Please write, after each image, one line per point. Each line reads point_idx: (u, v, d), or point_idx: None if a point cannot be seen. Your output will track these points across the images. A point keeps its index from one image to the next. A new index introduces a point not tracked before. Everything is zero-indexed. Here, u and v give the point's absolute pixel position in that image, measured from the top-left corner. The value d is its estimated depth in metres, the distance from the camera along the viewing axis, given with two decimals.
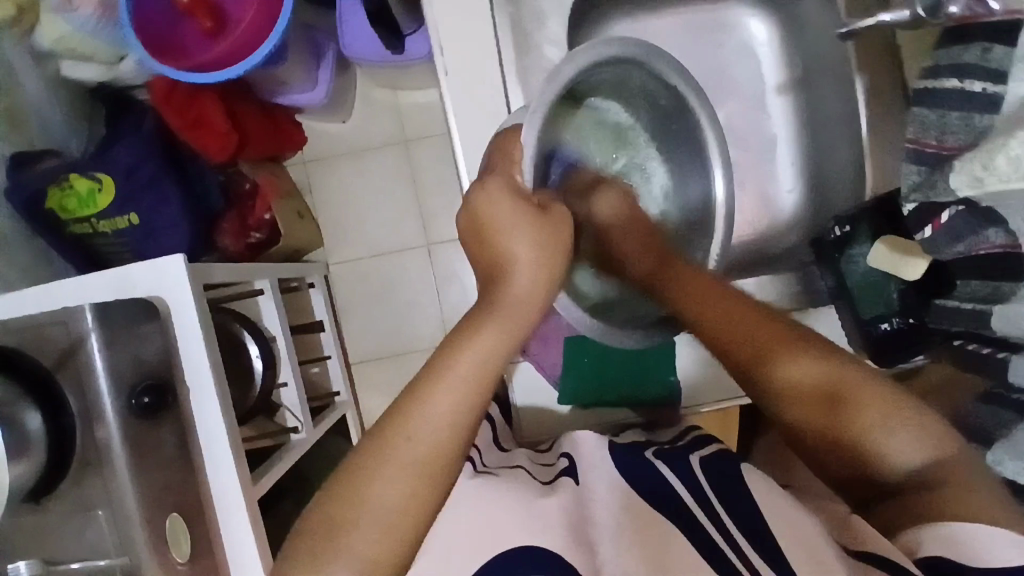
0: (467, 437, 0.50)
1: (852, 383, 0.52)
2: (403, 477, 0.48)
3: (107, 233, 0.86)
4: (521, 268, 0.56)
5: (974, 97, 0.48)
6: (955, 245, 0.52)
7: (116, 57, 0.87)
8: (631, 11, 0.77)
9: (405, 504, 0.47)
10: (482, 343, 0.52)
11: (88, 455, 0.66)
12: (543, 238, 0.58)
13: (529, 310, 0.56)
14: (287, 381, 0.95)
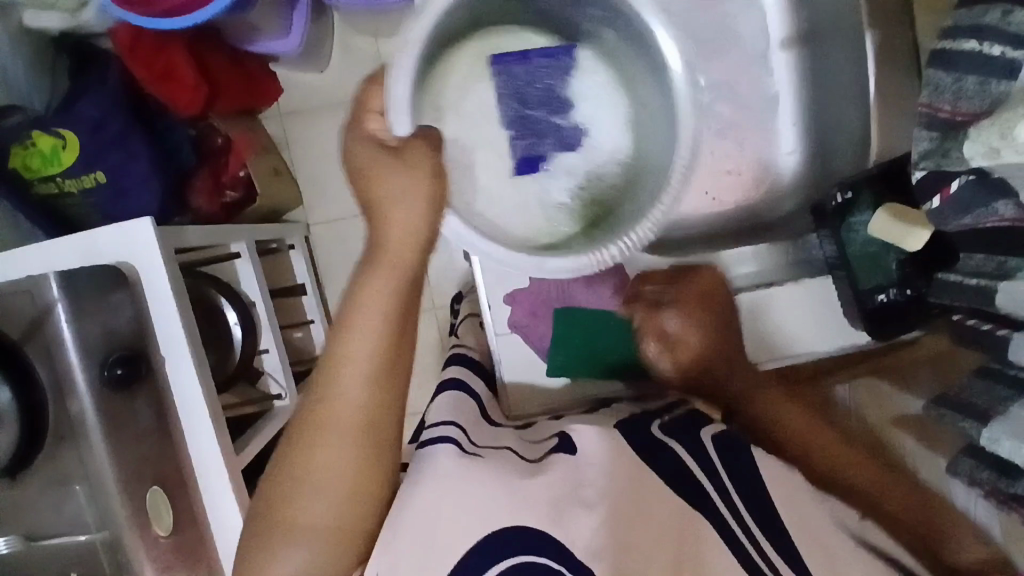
0: (390, 379, 0.56)
1: (924, 513, 0.63)
2: (346, 436, 0.54)
3: (74, 192, 0.81)
4: (400, 211, 0.55)
5: (992, 61, 0.45)
6: (963, 218, 0.50)
7: (79, 3, 0.77)
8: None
9: (352, 458, 0.54)
10: (375, 303, 0.55)
11: (62, 427, 0.64)
12: (422, 180, 0.55)
13: (408, 246, 0.55)
14: (269, 347, 0.94)
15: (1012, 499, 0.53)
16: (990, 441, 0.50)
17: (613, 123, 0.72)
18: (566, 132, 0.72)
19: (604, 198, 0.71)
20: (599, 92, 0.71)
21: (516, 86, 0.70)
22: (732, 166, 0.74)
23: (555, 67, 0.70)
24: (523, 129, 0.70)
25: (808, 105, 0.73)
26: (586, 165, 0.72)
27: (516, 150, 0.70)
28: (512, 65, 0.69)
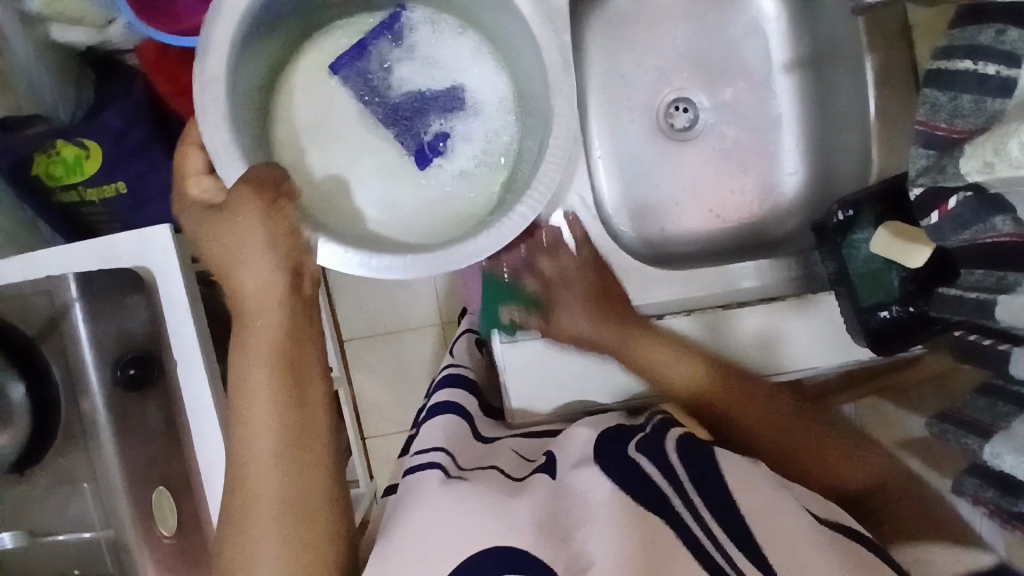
0: (287, 418, 0.56)
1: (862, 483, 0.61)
2: (279, 486, 0.54)
3: (95, 201, 0.83)
4: (250, 267, 0.57)
5: (987, 80, 0.46)
6: (963, 233, 0.51)
7: (106, 20, 0.80)
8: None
9: (289, 503, 0.54)
10: (259, 371, 0.56)
11: (71, 426, 0.65)
12: (258, 224, 0.57)
13: (272, 281, 0.58)
14: None
15: (1014, 519, 0.51)
16: (993, 456, 0.51)
17: (477, 77, 0.75)
18: (443, 100, 0.75)
19: (504, 152, 0.75)
20: (450, 54, 0.75)
21: (364, 78, 0.74)
22: (734, 184, 0.78)
23: (396, 44, 0.74)
24: (403, 122, 0.74)
25: (813, 127, 0.75)
26: (477, 129, 0.75)
27: (408, 143, 0.74)
28: (355, 63, 0.73)
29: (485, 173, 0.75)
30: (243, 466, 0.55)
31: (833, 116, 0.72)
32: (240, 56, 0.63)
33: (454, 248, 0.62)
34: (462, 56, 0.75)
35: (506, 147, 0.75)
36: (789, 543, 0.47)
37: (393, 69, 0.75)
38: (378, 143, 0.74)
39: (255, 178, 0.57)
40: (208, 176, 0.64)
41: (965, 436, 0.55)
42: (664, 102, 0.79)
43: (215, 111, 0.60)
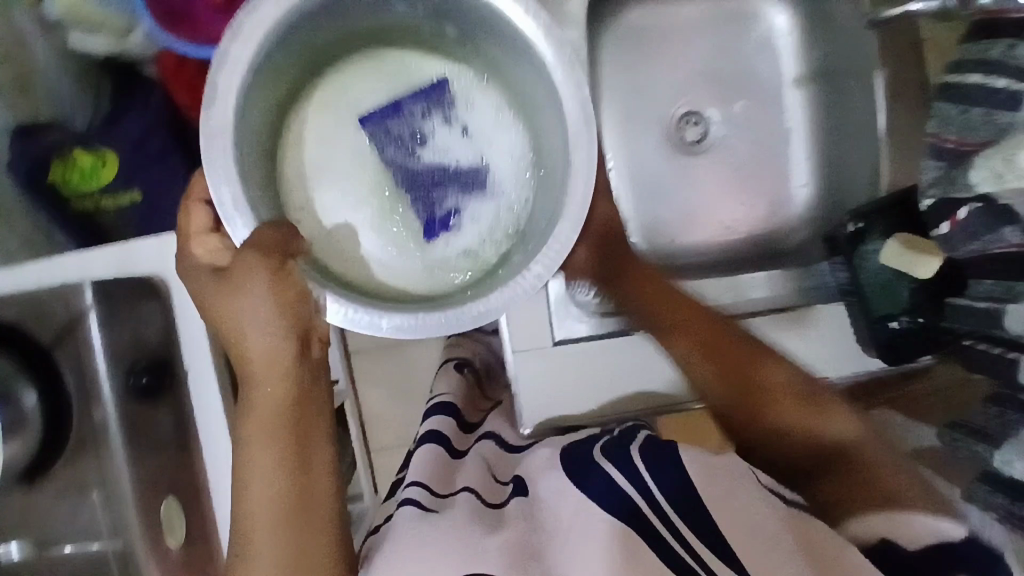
0: (294, 467, 0.56)
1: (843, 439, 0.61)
2: (282, 528, 0.54)
3: (111, 211, 0.82)
4: (254, 332, 0.54)
5: (997, 93, 0.48)
6: (972, 244, 0.52)
7: (126, 28, 0.80)
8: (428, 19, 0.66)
9: (295, 543, 0.54)
10: (264, 432, 0.55)
11: (83, 434, 0.65)
12: (268, 293, 0.53)
13: (280, 350, 0.54)
14: None
15: None
16: (1004, 463, 0.53)
17: (501, 150, 0.72)
18: (465, 176, 0.71)
19: (513, 227, 0.71)
20: (480, 120, 0.71)
21: (387, 141, 0.70)
22: (747, 199, 0.79)
23: (431, 111, 0.71)
24: (418, 192, 0.70)
25: (824, 142, 0.77)
26: (489, 207, 0.71)
27: (419, 210, 0.71)
28: (385, 122, 0.70)
29: (499, 243, 0.71)
30: (246, 530, 0.55)
31: (845, 129, 0.74)
32: (247, 95, 0.58)
33: (461, 308, 0.60)
34: (493, 125, 0.72)
35: (514, 221, 0.71)
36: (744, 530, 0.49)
37: (422, 131, 0.71)
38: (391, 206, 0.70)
39: (260, 242, 0.54)
40: (213, 236, 0.62)
41: (974, 443, 0.56)
42: (677, 115, 0.79)
43: (222, 163, 0.56)
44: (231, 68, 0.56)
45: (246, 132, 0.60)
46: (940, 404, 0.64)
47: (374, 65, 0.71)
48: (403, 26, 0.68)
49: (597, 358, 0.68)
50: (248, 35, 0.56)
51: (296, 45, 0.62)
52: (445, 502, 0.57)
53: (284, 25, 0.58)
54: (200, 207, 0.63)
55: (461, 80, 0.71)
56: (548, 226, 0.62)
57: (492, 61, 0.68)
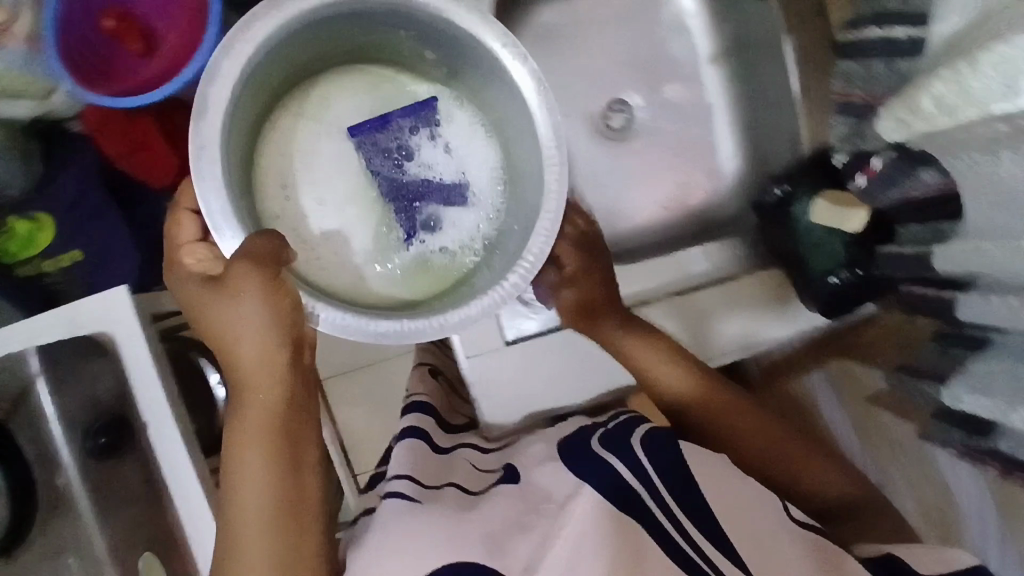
0: (281, 476, 0.55)
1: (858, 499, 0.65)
2: (262, 540, 0.53)
3: (53, 273, 0.82)
4: (244, 336, 0.54)
5: (897, 42, 0.49)
6: (891, 190, 0.57)
7: (46, 90, 0.75)
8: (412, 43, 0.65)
9: (278, 557, 0.53)
10: (251, 439, 0.54)
11: (53, 502, 0.66)
12: (260, 299, 0.53)
13: (274, 356, 0.54)
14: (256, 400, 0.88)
15: (983, 455, 0.55)
16: (953, 400, 0.54)
17: (480, 159, 0.70)
18: (446, 189, 0.70)
19: (491, 239, 0.70)
20: (464, 139, 0.71)
21: (376, 155, 0.68)
22: (679, 177, 0.80)
23: (419, 127, 0.70)
24: (401, 203, 0.69)
25: (744, 113, 0.79)
26: (470, 217, 0.70)
27: (402, 223, 0.69)
28: (375, 135, 0.68)
29: (477, 242, 0.70)
30: (234, 530, 0.54)
31: (765, 97, 0.75)
32: (231, 110, 0.57)
33: (445, 314, 0.59)
34: (481, 139, 0.71)
35: (492, 230, 0.70)
36: (754, 535, 0.53)
37: (412, 147, 0.70)
38: (371, 214, 0.69)
39: (254, 250, 0.53)
40: (204, 244, 0.60)
41: (925, 384, 0.58)
42: (600, 106, 0.80)
43: (213, 173, 0.54)
44: (220, 83, 0.54)
45: (231, 153, 0.58)
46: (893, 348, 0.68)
47: (361, 82, 0.70)
48: (387, 46, 0.67)
49: (583, 348, 0.68)
50: (241, 53, 0.55)
51: (277, 63, 0.61)
52: (428, 495, 0.57)
53: (269, 44, 0.57)
54: (189, 217, 0.61)
55: (450, 102, 0.71)
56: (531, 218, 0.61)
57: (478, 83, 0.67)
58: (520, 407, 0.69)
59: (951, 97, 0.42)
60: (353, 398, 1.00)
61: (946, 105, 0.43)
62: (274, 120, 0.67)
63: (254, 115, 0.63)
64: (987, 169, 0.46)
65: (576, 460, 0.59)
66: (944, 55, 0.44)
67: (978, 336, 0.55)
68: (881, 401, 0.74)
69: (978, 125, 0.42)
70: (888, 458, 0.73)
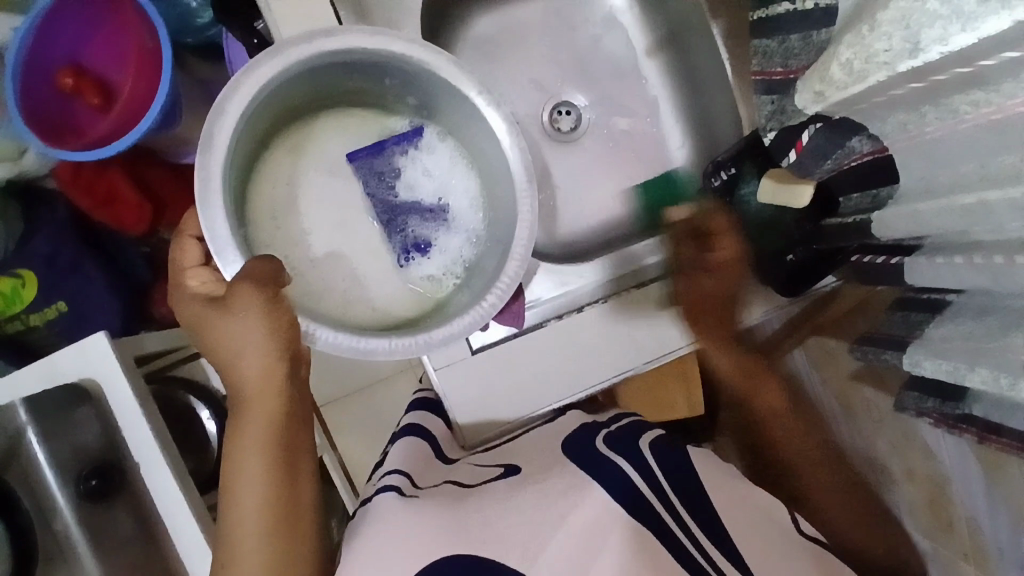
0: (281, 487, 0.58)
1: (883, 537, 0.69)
2: (262, 547, 0.57)
3: (40, 326, 0.84)
4: (246, 357, 0.56)
5: (810, 14, 0.49)
6: (824, 163, 0.54)
7: (19, 150, 0.79)
8: (389, 81, 0.67)
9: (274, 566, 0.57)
10: (254, 450, 0.57)
11: (49, 550, 0.63)
12: (260, 321, 0.54)
13: (274, 377, 0.57)
14: None
15: (959, 424, 0.54)
16: (912, 365, 0.53)
17: (460, 188, 0.73)
18: (429, 214, 0.72)
19: (472, 261, 0.72)
20: (447, 168, 0.73)
21: (371, 181, 0.70)
22: (629, 172, 0.83)
23: (408, 153, 0.71)
24: (394, 226, 0.71)
25: (686, 103, 0.81)
26: (453, 242, 0.72)
27: (396, 243, 0.71)
28: (371, 160, 0.70)
29: (457, 262, 0.72)
30: (232, 533, 0.57)
31: (703, 84, 0.78)
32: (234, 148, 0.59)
33: (430, 330, 0.61)
34: (463, 171, 0.73)
35: (476, 254, 0.72)
36: (746, 528, 0.54)
37: (402, 176, 0.71)
38: (367, 240, 0.70)
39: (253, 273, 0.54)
40: (205, 268, 0.63)
41: (885, 354, 0.58)
42: (547, 112, 0.83)
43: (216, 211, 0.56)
44: (223, 122, 0.56)
45: (230, 193, 0.59)
46: (861, 320, 0.69)
47: (345, 121, 0.71)
48: (371, 92, 0.69)
49: (576, 342, 0.70)
50: (244, 92, 0.57)
51: (267, 109, 0.63)
52: (426, 490, 0.59)
53: (265, 94, 0.60)
54: (192, 241, 0.64)
55: (434, 136, 0.72)
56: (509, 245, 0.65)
57: (459, 120, 0.69)
58: (515, 406, 0.70)
59: (857, 62, 0.43)
60: (347, 426, 0.99)
61: (856, 70, 0.43)
62: (268, 158, 0.67)
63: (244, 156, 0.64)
64: (914, 130, 0.46)
65: (581, 459, 0.60)
66: (853, 19, 0.45)
67: (935, 299, 0.55)
68: (860, 376, 0.74)
69: (892, 84, 0.42)
70: (871, 430, 0.74)
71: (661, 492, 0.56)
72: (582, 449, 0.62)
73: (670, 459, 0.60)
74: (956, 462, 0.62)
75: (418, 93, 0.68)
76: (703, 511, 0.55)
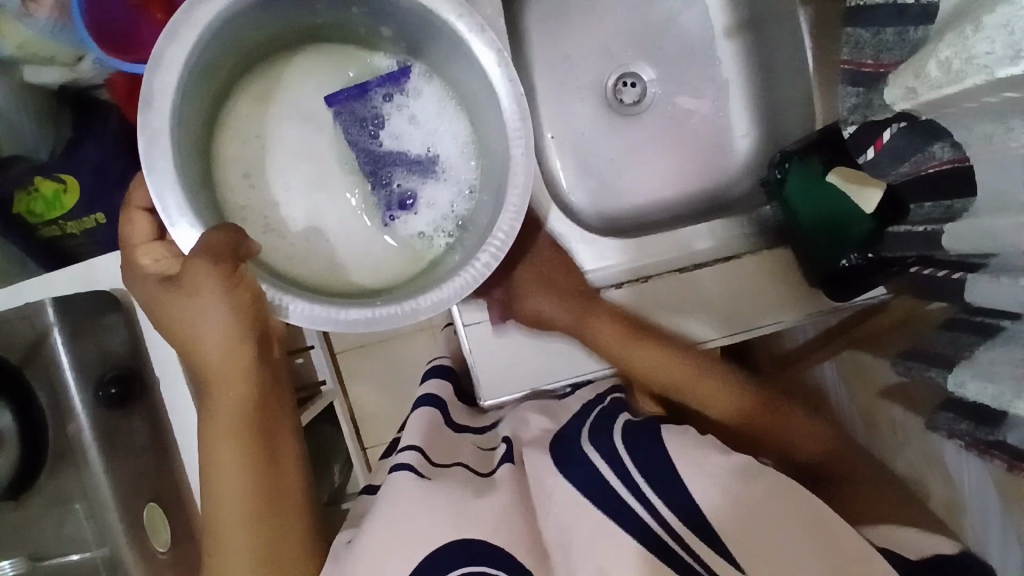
0: (261, 464, 0.58)
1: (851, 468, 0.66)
2: (247, 526, 0.56)
3: (75, 233, 0.86)
4: (210, 334, 0.56)
5: (908, 10, 0.47)
6: (904, 165, 0.54)
7: (76, 57, 0.77)
8: (358, 9, 0.62)
9: (258, 543, 0.56)
10: (225, 434, 0.57)
11: (61, 448, 0.62)
12: (219, 296, 0.54)
13: (240, 354, 0.57)
14: (315, 344, 0.90)
15: (990, 449, 0.52)
16: (957, 385, 0.51)
17: (448, 136, 0.69)
18: (418, 165, 0.68)
19: (464, 216, 0.68)
20: (431, 116, 0.68)
21: (351, 126, 0.68)
22: (687, 153, 0.82)
23: (393, 96, 0.68)
24: (379, 175, 0.68)
25: (758, 89, 0.80)
26: (446, 196, 0.68)
27: (381, 197, 0.68)
28: (352, 104, 0.68)
29: (443, 220, 0.68)
30: (216, 522, 0.56)
31: (779, 73, 0.76)
32: (191, 89, 0.57)
33: (418, 297, 0.57)
34: (450, 120, 0.69)
35: (471, 207, 0.68)
36: None
37: (385, 122, 0.68)
38: (357, 190, 0.68)
39: (210, 245, 0.52)
40: (160, 244, 0.61)
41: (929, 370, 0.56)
42: (611, 80, 0.82)
43: (165, 162, 0.53)
44: (166, 74, 0.53)
45: (186, 144, 0.57)
46: (904, 335, 0.68)
47: (324, 60, 0.68)
48: (341, 22, 0.65)
49: None
50: (185, 37, 0.54)
51: (224, 55, 0.60)
52: (437, 470, 0.57)
53: (217, 36, 0.56)
54: (142, 214, 0.62)
55: (420, 77, 0.68)
56: (497, 211, 0.60)
57: (438, 58, 0.65)
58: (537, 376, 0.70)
59: (956, 62, 0.40)
60: (363, 374, 1.00)
61: (953, 71, 0.41)
62: (236, 106, 0.65)
63: (211, 100, 0.62)
64: (998, 143, 0.44)
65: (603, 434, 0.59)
66: (954, 19, 0.42)
67: (990, 323, 0.52)
68: (889, 394, 0.73)
69: (985, 91, 0.40)
70: (894, 451, 0.73)
71: None
72: (590, 426, 0.60)
73: None
74: (975, 493, 0.60)
75: (393, 26, 0.64)
76: None
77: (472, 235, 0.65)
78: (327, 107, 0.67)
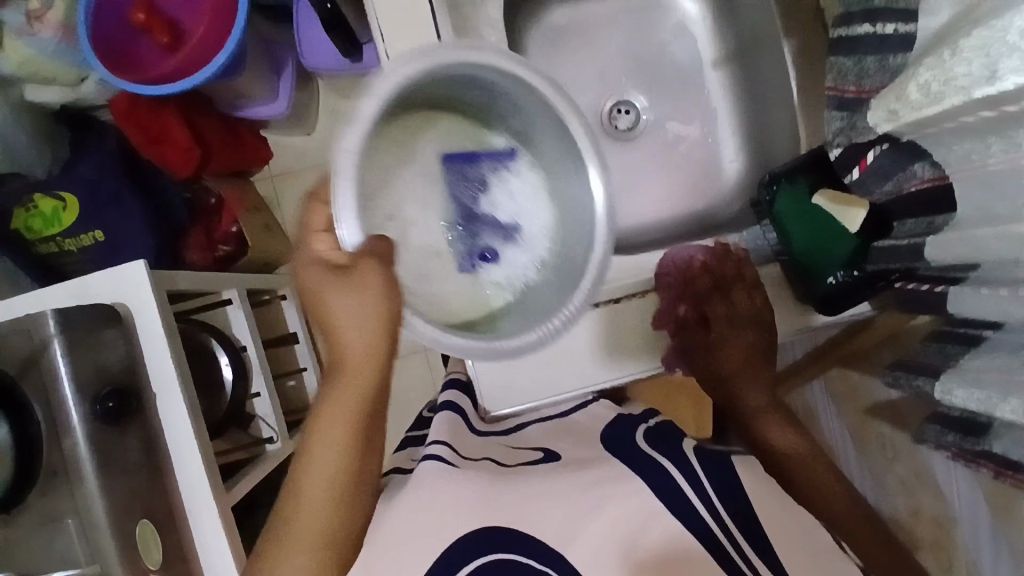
0: (362, 458, 0.57)
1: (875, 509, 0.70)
2: (326, 504, 0.56)
3: (73, 250, 0.85)
4: (354, 332, 0.53)
5: (887, 39, 0.51)
6: (887, 182, 0.59)
7: (78, 77, 0.79)
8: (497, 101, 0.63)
9: (331, 524, 0.56)
10: (344, 423, 0.55)
11: (55, 463, 0.60)
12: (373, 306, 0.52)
13: (375, 362, 0.55)
14: (259, 391, 0.89)
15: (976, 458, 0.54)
16: (946, 393, 0.53)
17: (535, 217, 0.67)
18: (500, 228, 0.66)
19: (531, 285, 0.65)
20: (528, 200, 0.67)
21: (459, 185, 0.65)
22: (681, 174, 0.86)
23: (500, 170, 0.67)
24: (470, 225, 0.65)
25: (746, 116, 0.83)
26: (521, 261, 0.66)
27: (461, 245, 0.65)
28: (465, 166, 0.65)
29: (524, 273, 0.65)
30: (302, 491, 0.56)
31: (764, 101, 0.79)
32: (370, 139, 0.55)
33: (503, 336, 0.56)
34: (542, 206, 0.67)
35: (538, 282, 0.65)
36: (790, 543, 0.53)
37: (487, 194, 0.66)
38: (439, 236, 0.64)
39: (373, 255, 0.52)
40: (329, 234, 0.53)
41: (917, 380, 0.58)
42: (607, 106, 0.87)
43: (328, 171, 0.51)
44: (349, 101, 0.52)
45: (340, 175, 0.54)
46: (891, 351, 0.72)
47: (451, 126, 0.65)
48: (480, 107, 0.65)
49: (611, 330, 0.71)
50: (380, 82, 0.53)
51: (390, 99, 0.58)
52: (466, 463, 0.60)
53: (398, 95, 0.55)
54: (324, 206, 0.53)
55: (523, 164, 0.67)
56: (577, 265, 0.62)
57: (554, 161, 0.65)
58: (537, 391, 0.71)
59: (935, 84, 0.44)
60: None
61: (932, 93, 0.44)
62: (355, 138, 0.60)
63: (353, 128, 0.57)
64: (976, 161, 0.47)
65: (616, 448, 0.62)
66: (932, 47, 0.46)
67: (977, 334, 0.55)
68: (879, 411, 0.76)
69: (964, 110, 0.43)
70: (885, 466, 0.76)
71: (696, 486, 0.56)
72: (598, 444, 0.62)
73: (711, 464, 0.58)
74: (965, 505, 0.63)
75: (523, 124, 0.65)
76: (735, 510, 0.55)
77: (561, 278, 0.63)
78: (441, 163, 0.64)
